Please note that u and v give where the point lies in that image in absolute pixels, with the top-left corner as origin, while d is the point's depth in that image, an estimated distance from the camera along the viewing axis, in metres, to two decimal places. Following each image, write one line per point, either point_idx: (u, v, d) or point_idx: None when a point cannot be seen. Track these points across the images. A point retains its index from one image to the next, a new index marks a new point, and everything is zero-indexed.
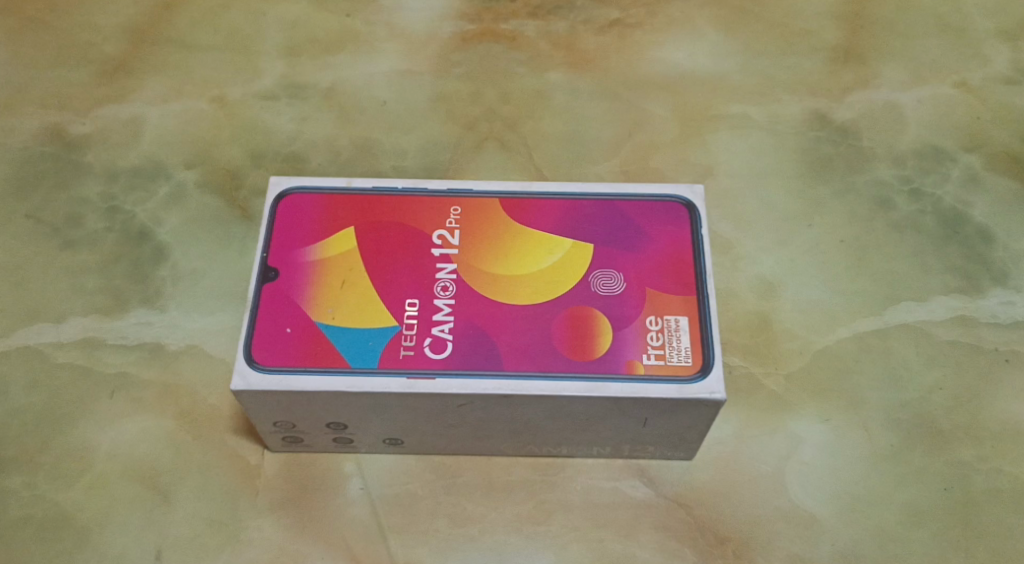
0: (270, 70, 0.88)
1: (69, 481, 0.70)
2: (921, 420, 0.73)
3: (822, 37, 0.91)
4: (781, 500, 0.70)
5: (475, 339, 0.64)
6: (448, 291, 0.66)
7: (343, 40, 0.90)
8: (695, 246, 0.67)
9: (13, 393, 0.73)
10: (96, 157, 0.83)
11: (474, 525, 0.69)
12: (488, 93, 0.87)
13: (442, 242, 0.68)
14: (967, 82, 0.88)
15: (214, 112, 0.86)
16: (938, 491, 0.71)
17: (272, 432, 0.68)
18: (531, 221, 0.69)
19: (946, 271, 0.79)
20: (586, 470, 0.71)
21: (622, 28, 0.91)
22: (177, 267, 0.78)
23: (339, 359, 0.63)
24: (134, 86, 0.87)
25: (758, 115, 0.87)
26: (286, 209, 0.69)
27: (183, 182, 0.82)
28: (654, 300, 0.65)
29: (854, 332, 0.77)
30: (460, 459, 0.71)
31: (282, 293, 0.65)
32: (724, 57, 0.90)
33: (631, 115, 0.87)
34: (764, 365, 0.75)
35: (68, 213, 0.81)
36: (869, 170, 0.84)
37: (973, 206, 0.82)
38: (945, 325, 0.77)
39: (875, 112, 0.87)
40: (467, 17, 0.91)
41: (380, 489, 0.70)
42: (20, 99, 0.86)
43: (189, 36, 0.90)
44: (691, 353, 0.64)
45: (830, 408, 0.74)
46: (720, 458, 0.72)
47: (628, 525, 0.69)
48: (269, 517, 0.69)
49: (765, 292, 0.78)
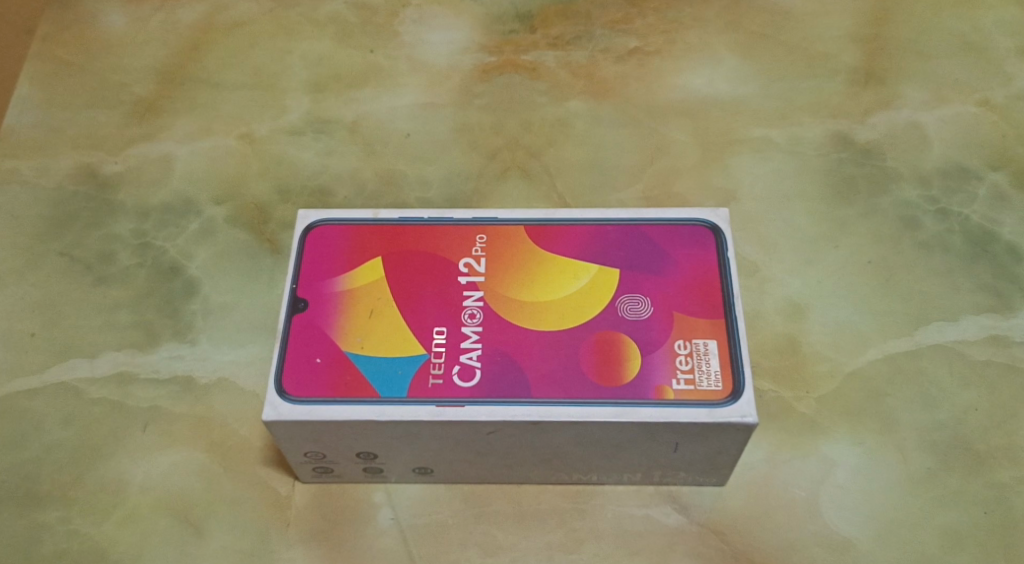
0: (296, 106, 0.90)
1: (103, 515, 0.71)
2: (957, 442, 0.72)
3: (841, 60, 0.91)
4: (817, 525, 0.70)
5: (503, 366, 0.64)
6: (475, 318, 0.66)
7: (367, 75, 0.91)
8: (722, 269, 0.67)
9: (48, 428, 0.74)
10: (127, 194, 0.85)
11: (505, 554, 0.69)
12: (510, 123, 0.88)
13: (468, 270, 0.68)
14: (990, 100, 0.88)
15: (242, 148, 0.87)
16: (978, 514, 0.70)
17: (303, 462, 0.68)
18: (556, 247, 0.69)
19: (977, 290, 0.78)
20: (616, 497, 0.71)
21: (641, 56, 0.92)
22: (208, 301, 0.79)
23: (369, 389, 0.64)
24: (164, 125, 0.89)
25: (781, 138, 0.87)
26: (314, 242, 0.69)
27: (212, 218, 0.83)
28: (682, 324, 0.65)
29: (885, 352, 0.76)
30: (489, 487, 0.71)
31: (311, 323, 0.66)
32: (745, 82, 0.90)
33: (652, 142, 0.87)
34: (795, 389, 0.75)
35: (101, 250, 0.82)
36: (894, 191, 0.84)
37: (1002, 224, 0.82)
38: (977, 345, 0.76)
39: (897, 133, 0.87)
40: (488, 49, 0.92)
41: (410, 519, 0.70)
42: (53, 140, 0.88)
43: (217, 75, 0.92)
44: (720, 377, 0.63)
45: (862, 431, 0.73)
46: (753, 482, 0.71)
47: (661, 553, 0.69)
48: (301, 549, 0.69)
49: (792, 314, 0.78)
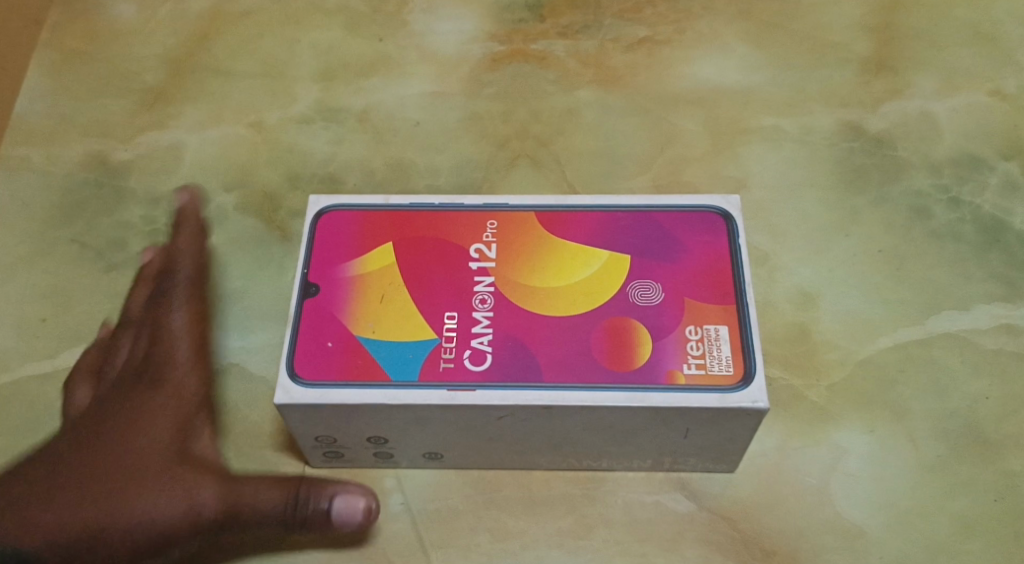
0: (305, 94, 0.90)
1: None
2: (969, 430, 0.72)
3: (852, 49, 0.91)
4: (827, 513, 0.69)
5: (515, 350, 0.64)
6: (486, 304, 0.66)
7: (376, 64, 0.91)
8: (732, 256, 0.67)
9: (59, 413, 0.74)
10: (138, 182, 0.85)
11: (515, 540, 0.69)
12: (520, 111, 0.88)
13: (480, 255, 0.68)
14: (1001, 90, 0.88)
15: (252, 136, 0.87)
16: (989, 502, 0.69)
17: (313, 447, 0.68)
18: (568, 233, 0.69)
19: (988, 280, 0.78)
20: (627, 483, 0.71)
21: (651, 45, 0.92)
22: (218, 288, 0.79)
23: (380, 373, 0.64)
24: (174, 113, 0.89)
25: (791, 127, 0.87)
26: (325, 227, 0.69)
27: (222, 205, 0.83)
28: (693, 310, 0.65)
29: (896, 341, 0.76)
30: (499, 473, 0.71)
31: (323, 307, 0.66)
32: (755, 71, 0.90)
33: (662, 131, 0.87)
34: (805, 377, 0.74)
35: (112, 237, 0.82)
36: (905, 179, 0.83)
37: (1013, 213, 0.81)
38: (989, 333, 0.76)
39: (909, 122, 0.86)
40: (497, 39, 0.92)
41: (421, 504, 0.70)
42: (63, 128, 0.88)
43: (226, 64, 0.92)
44: (732, 362, 0.63)
45: (872, 419, 0.73)
46: (764, 469, 0.71)
47: (670, 539, 0.69)
48: (311, 534, 0.69)
49: (803, 302, 0.78)
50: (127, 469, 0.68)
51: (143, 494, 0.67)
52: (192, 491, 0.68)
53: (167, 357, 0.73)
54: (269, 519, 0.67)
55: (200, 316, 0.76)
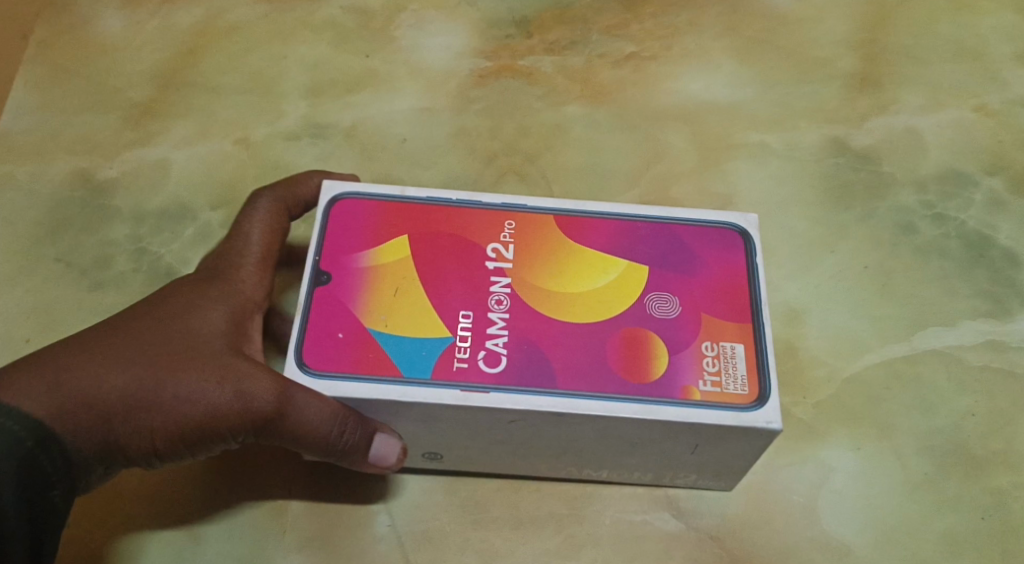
0: (293, 110, 0.89)
1: (98, 520, 0.70)
2: (956, 447, 0.72)
3: (838, 65, 0.91)
4: (815, 531, 0.69)
5: (530, 355, 0.64)
6: (502, 305, 0.65)
7: (364, 79, 0.91)
8: (750, 275, 0.67)
9: None
10: (124, 199, 0.84)
11: (503, 560, 0.69)
12: (508, 128, 0.88)
13: (496, 256, 0.67)
14: (987, 105, 0.88)
15: (239, 153, 0.87)
16: (976, 519, 0.70)
17: None
18: (586, 238, 0.68)
19: (974, 296, 0.79)
20: (616, 503, 0.71)
21: (638, 61, 0.92)
22: None
23: (392, 368, 0.63)
24: (160, 129, 0.88)
25: (777, 143, 0.87)
26: (340, 215, 0.69)
27: (209, 223, 0.83)
28: (710, 326, 0.65)
29: (883, 358, 0.76)
30: (488, 494, 0.71)
31: (335, 299, 0.66)
32: (742, 87, 0.90)
33: (650, 147, 0.87)
34: (793, 394, 0.75)
35: (97, 255, 0.82)
36: (891, 196, 0.84)
37: (998, 229, 0.82)
38: (975, 350, 0.76)
39: (895, 138, 0.87)
40: (485, 54, 0.92)
41: (409, 526, 0.70)
42: (49, 144, 0.87)
43: (213, 79, 0.91)
44: (747, 382, 0.63)
45: (860, 436, 0.73)
46: (752, 487, 0.71)
47: (659, 558, 0.69)
48: (298, 556, 0.69)
49: (790, 319, 0.78)
50: (183, 335, 0.65)
51: (186, 378, 0.64)
52: (246, 384, 0.64)
53: (238, 257, 0.70)
54: (321, 435, 0.63)
55: (278, 228, 0.73)
